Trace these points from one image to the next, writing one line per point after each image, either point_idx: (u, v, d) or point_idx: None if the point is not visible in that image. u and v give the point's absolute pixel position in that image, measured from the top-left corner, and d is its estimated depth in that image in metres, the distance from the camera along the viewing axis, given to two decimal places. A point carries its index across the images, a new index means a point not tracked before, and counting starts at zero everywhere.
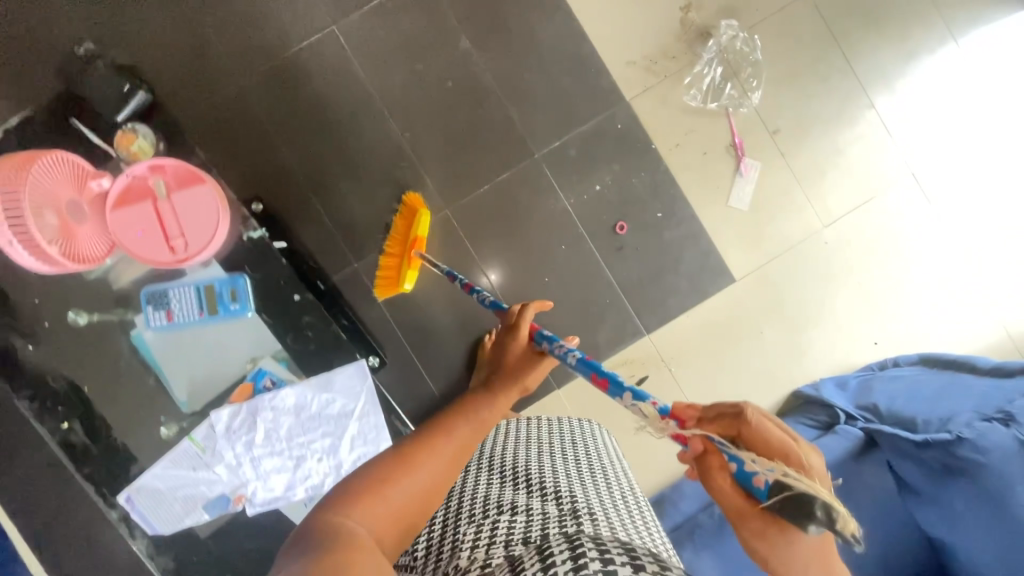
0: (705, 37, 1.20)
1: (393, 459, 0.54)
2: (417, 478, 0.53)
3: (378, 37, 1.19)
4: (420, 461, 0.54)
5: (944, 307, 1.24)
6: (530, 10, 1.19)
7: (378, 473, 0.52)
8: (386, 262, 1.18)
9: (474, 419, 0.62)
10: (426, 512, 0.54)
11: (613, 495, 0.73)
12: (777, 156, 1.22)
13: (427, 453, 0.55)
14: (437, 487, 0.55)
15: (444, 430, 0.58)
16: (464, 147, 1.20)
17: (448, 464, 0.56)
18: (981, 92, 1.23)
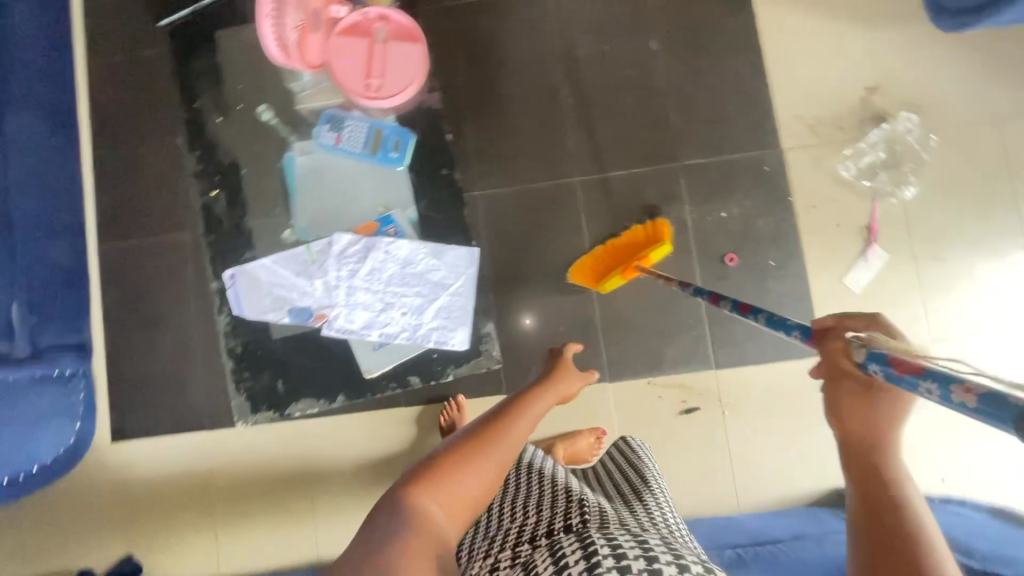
0: (879, 121, 1.22)
1: (436, 464, 0.55)
2: (459, 486, 0.55)
3: (582, 10, 1.29)
4: (462, 470, 0.55)
5: None
6: (725, 39, 1.26)
7: (433, 466, 0.55)
8: (597, 253, 1.21)
9: (511, 427, 0.61)
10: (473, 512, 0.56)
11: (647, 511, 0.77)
12: (907, 256, 1.20)
13: (478, 457, 0.57)
14: (477, 493, 0.56)
15: (485, 446, 0.58)
16: (616, 130, 1.26)
17: (494, 470, 0.57)
18: None
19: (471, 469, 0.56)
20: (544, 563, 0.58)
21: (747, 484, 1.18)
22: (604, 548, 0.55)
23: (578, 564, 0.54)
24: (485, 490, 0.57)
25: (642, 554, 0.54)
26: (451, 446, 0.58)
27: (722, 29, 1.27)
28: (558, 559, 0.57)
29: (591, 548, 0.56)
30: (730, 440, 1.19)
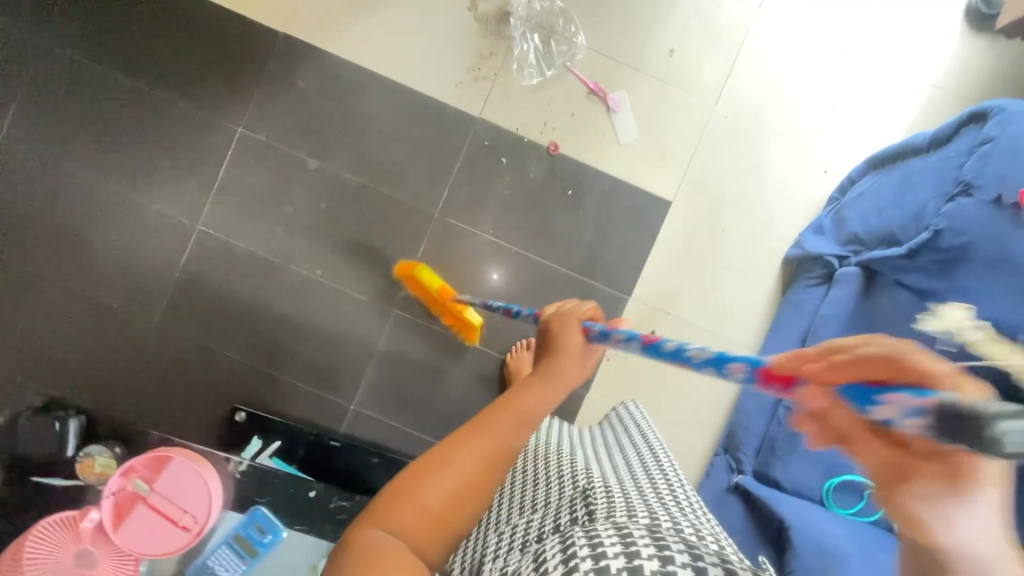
0: (506, 19, 1.19)
1: (410, 471, 0.51)
2: (437, 489, 0.49)
3: (240, 207, 1.19)
4: (424, 480, 0.50)
5: (862, 103, 1.22)
6: (346, 97, 1.20)
7: (389, 493, 0.50)
8: (448, 317, 1.19)
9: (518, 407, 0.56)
10: (444, 531, 0.49)
11: (667, 481, 0.67)
12: (636, 74, 1.20)
13: (474, 473, 0.51)
14: (468, 511, 0.50)
15: (453, 437, 0.53)
16: (372, 248, 1.20)
17: (472, 461, 0.51)
18: None
19: (431, 487, 0.49)
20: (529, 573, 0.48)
21: (737, 332, 1.22)
22: (593, 553, 0.45)
23: (617, 559, 0.43)
24: (449, 513, 0.49)
25: (653, 554, 0.44)
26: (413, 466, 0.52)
27: (336, 94, 1.20)
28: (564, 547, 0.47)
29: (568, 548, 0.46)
30: (694, 320, 1.22)
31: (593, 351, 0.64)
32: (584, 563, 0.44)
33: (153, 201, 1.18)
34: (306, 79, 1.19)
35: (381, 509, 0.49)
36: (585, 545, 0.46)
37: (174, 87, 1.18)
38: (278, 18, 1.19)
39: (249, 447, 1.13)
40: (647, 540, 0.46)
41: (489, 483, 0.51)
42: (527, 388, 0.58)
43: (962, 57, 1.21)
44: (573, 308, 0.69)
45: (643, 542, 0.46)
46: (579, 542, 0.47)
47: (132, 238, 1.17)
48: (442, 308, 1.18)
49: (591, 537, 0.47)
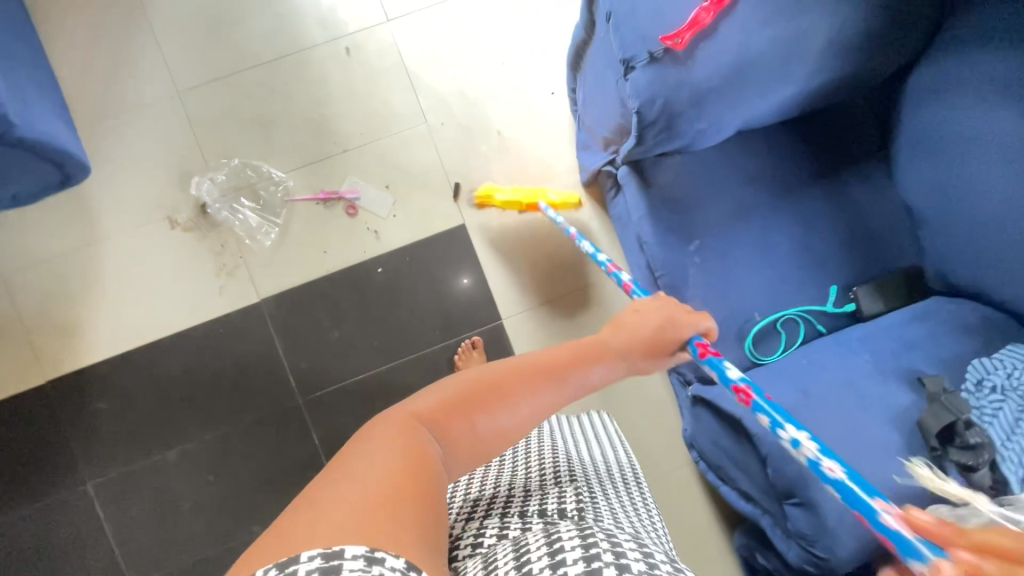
0: (208, 209, 1.15)
1: (479, 397, 0.55)
2: (485, 428, 0.55)
3: (148, 540, 1.15)
4: (495, 413, 0.55)
5: (532, 20, 1.21)
6: (148, 381, 1.15)
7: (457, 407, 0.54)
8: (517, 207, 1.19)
9: (568, 376, 0.61)
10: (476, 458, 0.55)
11: (633, 498, 0.76)
12: (348, 156, 1.18)
13: (492, 402, 0.55)
14: (477, 444, 0.54)
15: (519, 374, 0.58)
16: (278, 469, 1.18)
17: (527, 410, 0.57)
18: None
19: (487, 420, 0.55)
20: (534, 543, 0.54)
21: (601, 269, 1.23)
22: (615, 550, 0.52)
23: (578, 565, 0.49)
24: (489, 443, 0.56)
25: (646, 561, 0.51)
26: (479, 386, 0.56)
27: (136, 386, 1.15)
28: (584, 534, 0.54)
29: (590, 538, 0.53)
30: (564, 292, 1.23)
31: (668, 340, 0.69)
32: (609, 569, 0.48)
33: None
34: (102, 397, 1.15)
35: (448, 414, 0.53)
36: (608, 543, 0.53)
37: (9, 503, 1.13)
38: (35, 374, 1.14)
39: None
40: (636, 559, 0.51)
41: (510, 436, 0.57)
42: (574, 360, 0.63)
43: None
44: (685, 317, 0.71)
45: (665, 569, 0.51)
46: (602, 552, 0.51)
47: None
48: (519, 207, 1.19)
49: (614, 548, 0.52)
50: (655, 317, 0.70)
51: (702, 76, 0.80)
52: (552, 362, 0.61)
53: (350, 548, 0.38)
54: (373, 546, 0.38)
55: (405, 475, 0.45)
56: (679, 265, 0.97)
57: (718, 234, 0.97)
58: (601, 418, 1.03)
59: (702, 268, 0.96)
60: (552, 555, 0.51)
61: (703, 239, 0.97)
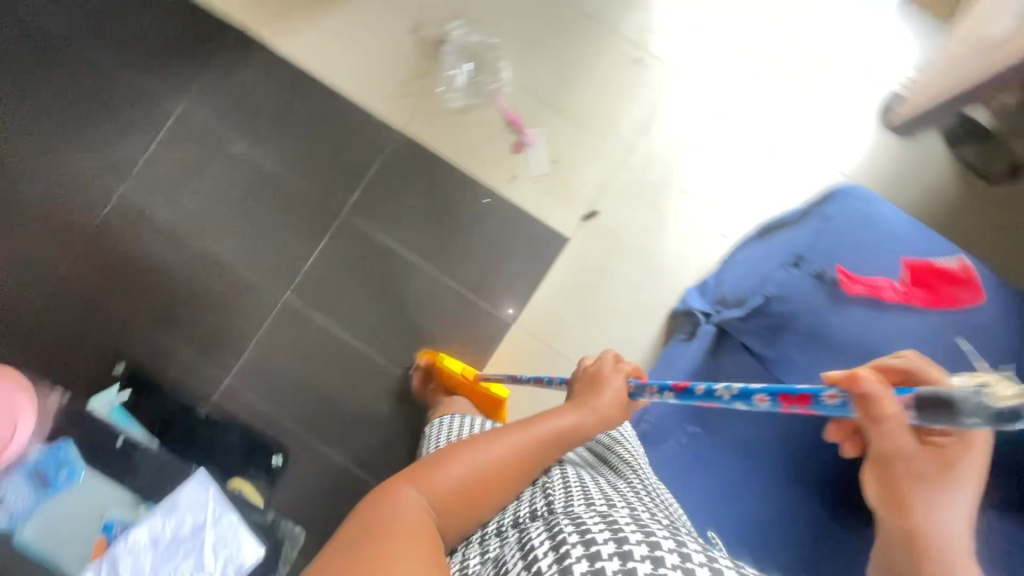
0: (442, 46, 1.27)
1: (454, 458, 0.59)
2: (468, 488, 0.57)
3: (165, 175, 1.27)
4: (478, 469, 0.58)
5: (771, 176, 1.24)
6: (283, 92, 1.28)
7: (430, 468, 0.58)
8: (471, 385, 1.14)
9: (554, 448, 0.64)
10: (470, 507, 0.57)
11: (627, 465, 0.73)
12: (554, 116, 1.27)
13: (477, 463, 0.59)
14: (477, 498, 0.58)
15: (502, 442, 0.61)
16: (278, 231, 1.26)
17: (509, 461, 0.60)
18: None
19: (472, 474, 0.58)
20: (512, 557, 0.53)
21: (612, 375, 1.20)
22: (585, 538, 0.50)
23: (547, 558, 0.49)
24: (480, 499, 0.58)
25: (611, 537, 0.49)
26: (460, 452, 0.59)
27: (274, 86, 1.28)
28: (553, 535, 0.52)
29: (559, 537, 0.51)
30: (573, 359, 1.21)
31: (633, 391, 0.73)
32: (575, 549, 0.49)
33: (89, 157, 1.27)
34: (249, 69, 1.29)
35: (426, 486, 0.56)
36: (576, 533, 0.51)
37: (133, 62, 1.29)
38: (236, 13, 1.30)
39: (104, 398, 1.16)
40: (603, 528, 0.51)
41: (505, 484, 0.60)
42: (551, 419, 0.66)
43: (874, 149, 1.24)
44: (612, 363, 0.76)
45: (630, 528, 0.51)
46: (568, 532, 0.51)
47: (62, 186, 1.26)
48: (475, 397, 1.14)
49: (578, 524, 0.52)
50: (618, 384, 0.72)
51: (836, 326, 0.79)
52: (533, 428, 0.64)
53: None
54: None
55: (429, 560, 0.47)
56: (666, 429, 0.96)
57: (715, 443, 0.93)
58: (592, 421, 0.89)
59: (676, 449, 0.93)
60: (528, 567, 0.50)
61: (701, 431, 0.94)
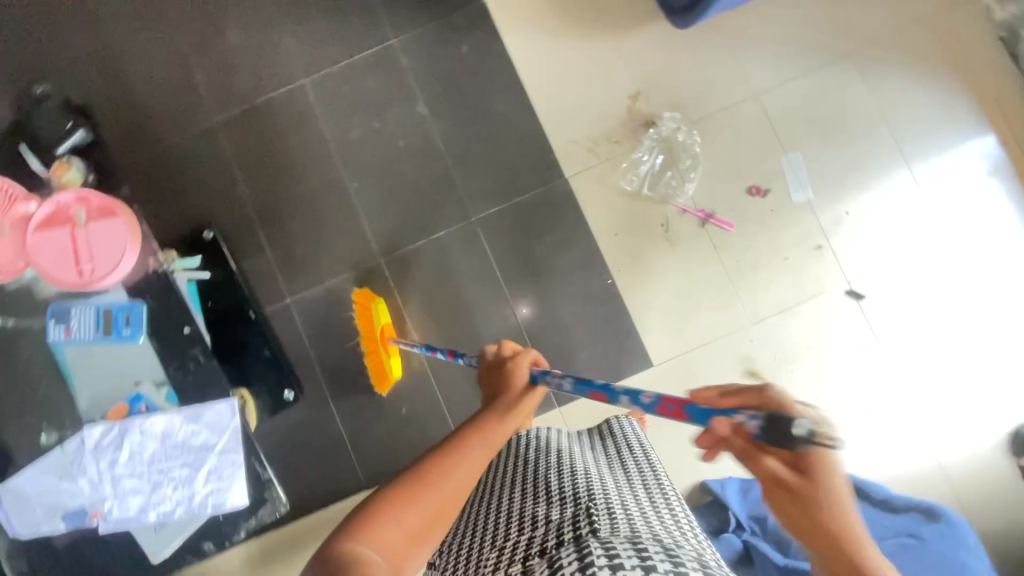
0: (648, 127, 1.24)
1: (385, 503, 0.56)
2: (412, 516, 0.56)
3: (344, 94, 1.29)
4: (408, 497, 0.57)
5: (868, 425, 1.18)
6: (486, 84, 1.28)
7: (365, 518, 0.55)
8: (370, 356, 1.20)
9: (484, 449, 0.64)
10: (429, 528, 0.57)
11: (652, 488, 0.76)
12: (708, 249, 1.22)
13: (410, 492, 0.57)
14: (426, 517, 0.57)
15: (432, 464, 0.61)
16: (407, 201, 1.27)
17: (456, 478, 0.60)
18: (931, 225, 1.21)
19: (414, 504, 0.57)
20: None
21: None
22: (612, 563, 0.53)
23: None
24: (438, 514, 0.58)
25: (638, 562, 0.53)
26: (383, 493, 0.58)
27: (481, 73, 1.28)
28: (582, 556, 0.55)
29: (587, 557, 0.54)
30: None
31: (524, 392, 0.75)
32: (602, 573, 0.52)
33: (292, 41, 1.30)
34: (469, 45, 1.28)
35: (351, 532, 0.54)
36: (604, 557, 0.54)
37: None
38: None
39: (184, 262, 1.19)
40: (631, 556, 0.54)
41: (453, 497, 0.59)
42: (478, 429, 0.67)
43: (979, 465, 1.16)
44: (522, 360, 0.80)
45: (659, 558, 0.54)
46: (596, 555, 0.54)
47: (255, 52, 1.29)
48: (372, 347, 1.20)
49: (606, 549, 0.55)
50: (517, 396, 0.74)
51: None
52: (455, 445, 0.64)
53: None
54: None
55: None
56: None
57: None
58: (618, 425, 0.97)
59: None
60: None
61: None
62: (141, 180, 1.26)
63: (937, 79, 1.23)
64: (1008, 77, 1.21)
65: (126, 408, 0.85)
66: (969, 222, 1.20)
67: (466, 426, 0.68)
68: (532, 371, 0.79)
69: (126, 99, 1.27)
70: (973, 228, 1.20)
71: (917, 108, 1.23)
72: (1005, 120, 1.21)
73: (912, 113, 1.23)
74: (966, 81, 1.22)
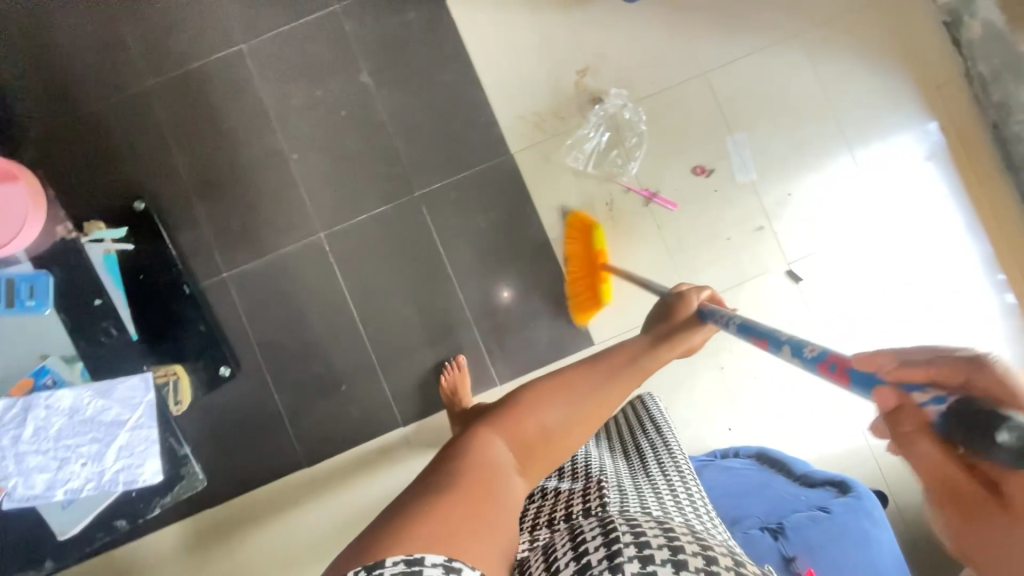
0: (596, 104, 1.22)
1: (523, 402, 0.61)
2: (541, 430, 0.59)
3: (284, 60, 1.24)
4: (543, 407, 0.60)
5: (803, 404, 1.21)
6: (432, 54, 1.24)
7: (511, 411, 0.60)
8: (577, 286, 1.20)
9: (633, 376, 0.66)
10: (552, 454, 0.60)
11: (675, 476, 0.76)
12: (653, 228, 1.22)
13: (550, 402, 0.61)
14: (558, 445, 0.60)
15: (566, 385, 0.62)
16: (350, 174, 1.24)
17: (580, 409, 0.61)
18: (872, 209, 1.22)
19: (544, 415, 0.60)
20: (563, 548, 0.56)
21: None
22: (636, 540, 0.53)
23: (597, 553, 0.53)
24: (562, 441, 0.60)
25: (665, 542, 0.52)
26: (531, 389, 0.62)
27: (428, 42, 1.24)
28: (605, 527, 0.55)
29: (611, 532, 0.54)
30: None
31: (693, 338, 0.74)
32: (626, 548, 0.52)
33: (229, 3, 1.24)
34: (416, 12, 1.24)
35: (495, 424, 0.59)
36: (629, 533, 0.53)
37: None
38: None
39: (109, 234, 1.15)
40: (658, 534, 0.53)
41: (581, 432, 0.62)
42: (617, 354, 0.67)
43: None
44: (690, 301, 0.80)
45: (687, 538, 0.54)
46: (620, 528, 0.54)
47: (189, 13, 1.23)
48: (590, 271, 1.19)
49: (629, 525, 0.55)
50: (678, 329, 0.75)
51: None
52: (609, 369, 0.65)
53: (433, 556, 0.43)
54: (455, 556, 0.45)
55: (506, 523, 0.52)
56: None
57: None
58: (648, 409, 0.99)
59: None
60: (578, 559, 0.53)
61: None
62: (69, 147, 1.20)
63: (883, 62, 1.23)
64: (951, 62, 1.22)
65: (31, 383, 0.81)
66: (908, 207, 1.22)
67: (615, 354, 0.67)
68: (702, 310, 0.79)
69: (50, 60, 1.20)
70: (911, 213, 1.22)
71: (861, 92, 1.23)
72: (946, 106, 1.22)
73: (857, 96, 1.23)
74: (911, 65, 1.23)
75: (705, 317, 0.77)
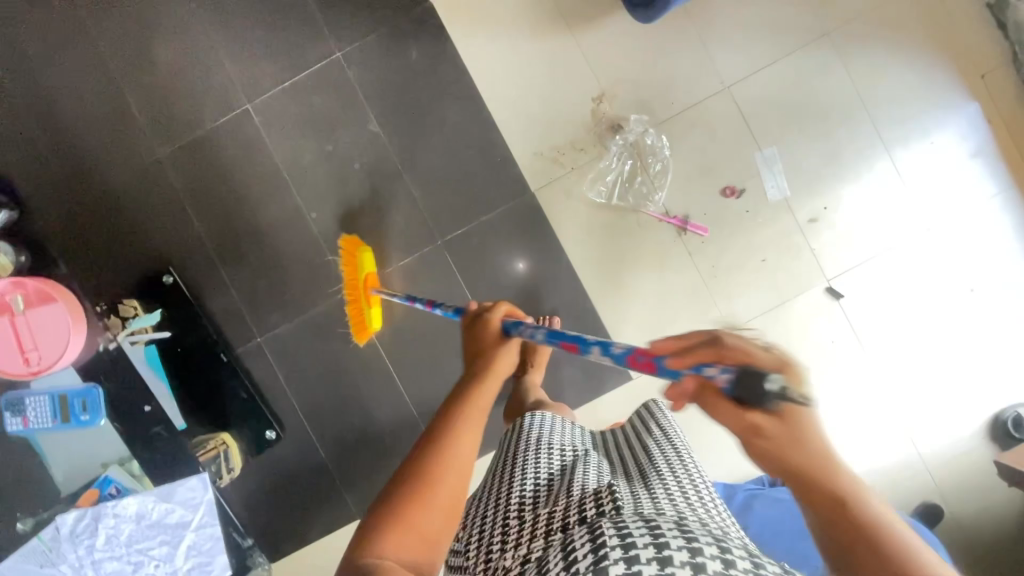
0: (615, 131, 1.17)
1: (386, 509, 0.56)
2: (425, 520, 0.56)
3: (291, 116, 1.21)
4: (412, 504, 0.56)
5: (849, 422, 1.19)
6: (441, 95, 1.19)
7: (382, 524, 0.55)
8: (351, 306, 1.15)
9: (474, 423, 0.63)
10: (439, 534, 0.57)
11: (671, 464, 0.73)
12: (683, 256, 1.19)
13: (418, 491, 0.57)
14: (439, 522, 0.57)
15: (423, 469, 0.58)
16: (370, 227, 1.22)
17: (449, 478, 0.58)
18: (912, 214, 1.16)
19: (420, 513, 0.56)
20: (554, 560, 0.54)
21: None
22: (622, 542, 0.51)
23: (585, 560, 0.51)
24: (443, 516, 0.57)
25: (651, 540, 0.51)
26: (389, 494, 0.57)
27: (435, 82, 1.19)
28: (593, 536, 0.53)
29: (600, 540, 0.52)
30: None
31: (497, 346, 0.73)
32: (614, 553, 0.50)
33: (228, 61, 1.20)
34: (420, 52, 1.19)
35: (364, 542, 0.54)
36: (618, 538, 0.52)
37: None
38: None
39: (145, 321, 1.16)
40: (646, 536, 0.52)
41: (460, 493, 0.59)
42: (446, 407, 0.64)
43: (958, 454, 1.17)
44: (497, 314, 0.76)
45: (674, 536, 0.52)
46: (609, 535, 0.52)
47: (190, 76, 1.19)
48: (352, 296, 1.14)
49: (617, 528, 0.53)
50: (496, 353, 0.72)
51: None
52: (450, 425, 0.62)
53: None
54: None
55: None
56: None
57: None
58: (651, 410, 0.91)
59: None
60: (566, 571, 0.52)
61: None
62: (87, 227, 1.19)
63: (920, 55, 1.15)
64: (994, 49, 1.13)
65: (96, 492, 0.84)
66: (951, 209, 1.16)
67: (451, 397, 0.66)
68: (509, 322, 0.75)
69: (58, 140, 1.18)
70: (955, 215, 1.16)
71: (898, 89, 1.15)
72: (990, 97, 1.15)
73: (893, 95, 1.15)
74: (951, 55, 1.14)
75: (512, 328, 0.74)
